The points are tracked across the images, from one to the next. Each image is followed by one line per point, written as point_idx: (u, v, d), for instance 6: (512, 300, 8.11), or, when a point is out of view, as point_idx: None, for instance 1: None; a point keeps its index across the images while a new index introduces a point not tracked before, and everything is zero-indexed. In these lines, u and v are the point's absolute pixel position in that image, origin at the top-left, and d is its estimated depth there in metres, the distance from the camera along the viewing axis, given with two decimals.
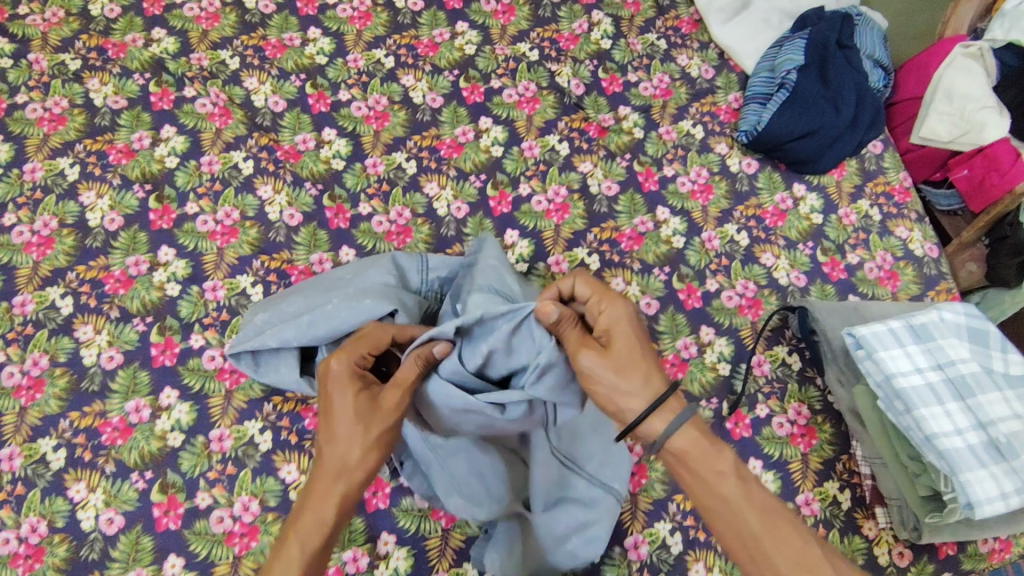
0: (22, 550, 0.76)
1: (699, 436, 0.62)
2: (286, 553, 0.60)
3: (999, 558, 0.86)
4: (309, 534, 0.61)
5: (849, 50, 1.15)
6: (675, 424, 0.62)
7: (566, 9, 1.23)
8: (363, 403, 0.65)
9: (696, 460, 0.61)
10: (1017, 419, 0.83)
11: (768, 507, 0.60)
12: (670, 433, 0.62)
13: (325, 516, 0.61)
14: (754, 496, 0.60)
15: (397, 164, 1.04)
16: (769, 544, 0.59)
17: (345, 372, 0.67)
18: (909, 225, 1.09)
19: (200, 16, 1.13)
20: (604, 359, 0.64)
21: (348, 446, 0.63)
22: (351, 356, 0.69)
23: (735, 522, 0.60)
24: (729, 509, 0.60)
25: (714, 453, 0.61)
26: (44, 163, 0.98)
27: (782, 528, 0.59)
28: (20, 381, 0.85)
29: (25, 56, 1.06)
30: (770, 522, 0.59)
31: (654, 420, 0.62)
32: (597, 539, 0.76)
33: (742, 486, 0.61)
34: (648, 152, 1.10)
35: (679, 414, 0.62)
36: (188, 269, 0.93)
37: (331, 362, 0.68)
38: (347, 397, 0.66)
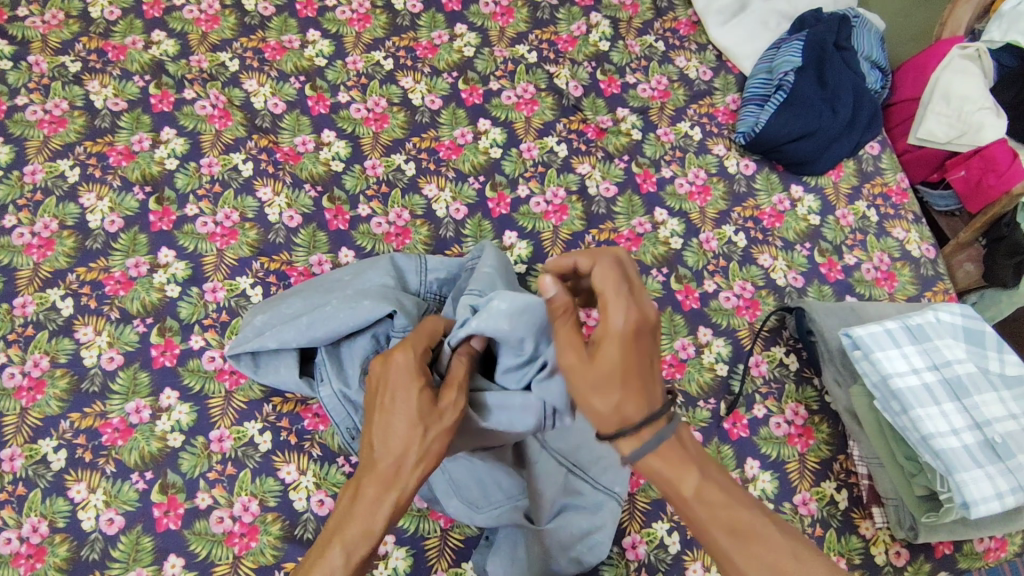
0: (23, 550, 0.77)
1: (661, 464, 0.58)
2: (328, 560, 0.53)
3: (995, 557, 0.87)
4: (355, 543, 0.54)
5: (846, 52, 1.16)
6: (643, 450, 0.57)
7: (564, 11, 1.23)
8: (426, 404, 0.59)
9: (664, 484, 0.58)
10: (1012, 420, 0.83)
11: (737, 522, 0.56)
12: (639, 457, 0.58)
13: (374, 525, 0.55)
14: (720, 519, 0.56)
15: (396, 166, 1.05)
16: (743, 563, 0.55)
17: (411, 366, 0.61)
18: (906, 226, 1.10)
19: (199, 18, 1.14)
20: (581, 372, 0.58)
21: (407, 451, 0.57)
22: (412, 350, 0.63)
23: (710, 544, 0.57)
24: (696, 527, 0.58)
25: (680, 475, 0.58)
26: (44, 164, 0.99)
27: (755, 547, 0.55)
28: (20, 382, 0.85)
29: (25, 58, 1.06)
30: (742, 542, 0.55)
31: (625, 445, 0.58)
32: (601, 544, 0.78)
33: (708, 508, 0.57)
34: (646, 153, 1.11)
35: (644, 444, 0.57)
36: (187, 271, 0.94)
37: (394, 355, 0.62)
38: (409, 394, 0.59)
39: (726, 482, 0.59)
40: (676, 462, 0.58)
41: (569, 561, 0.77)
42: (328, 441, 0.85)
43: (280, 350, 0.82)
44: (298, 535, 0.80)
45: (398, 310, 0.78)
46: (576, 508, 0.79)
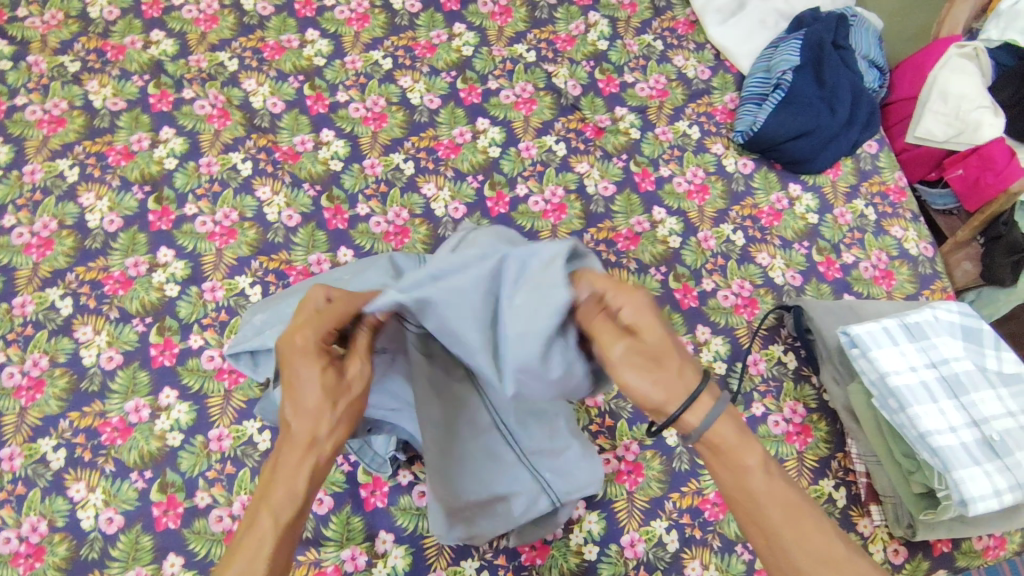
0: (23, 549, 0.77)
1: (735, 427, 0.52)
2: (271, 523, 0.50)
3: (994, 555, 0.87)
4: (282, 505, 0.51)
5: (844, 50, 1.16)
6: (711, 415, 0.51)
7: (562, 10, 1.24)
8: (332, 377, 0.55)
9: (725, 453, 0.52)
10: (1010, 417, 0.83)
11: (796, 500, 0.51)
12: (706, 425, 0.51)
13: (302, 485, 0.52)
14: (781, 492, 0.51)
15: (394, 165, 1.05)
16: (793, 544, 0.50)
17: (315, 345, 0.56)
18: (904, 224, 1.10)
19: (199, 18, 1.14)
20: (637, 352, 0.52)
21: (319, 417, 0.54)
22: (319, 324, 0.57)
23: (756, 518, 0.51)
24: (752, 503, 0.51)
25: (746, 447, 0.51)
26: (44, 164, 0.99)
27: (805, 524, 0.50)
28: (20, 381, 0.86)
29: (24, 59, 1.06)
30: (793, 518, 0.50)
31: (690, 416, 0.51)
32: (506, 516, 0.76)
33: (770, 481, 0.51)
34: (644, 152, 1.11)
35: (716, 405, 0.51)
36: (187, 270, 0.94)
37: (296, 335, 0.56)
38: (304, 371, 0.55)
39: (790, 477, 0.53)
40: (742, 431, 0.52)
41: (464, 528, 0.74)
42: None
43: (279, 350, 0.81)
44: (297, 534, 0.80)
45: None
46: (498, 474, 0.75)
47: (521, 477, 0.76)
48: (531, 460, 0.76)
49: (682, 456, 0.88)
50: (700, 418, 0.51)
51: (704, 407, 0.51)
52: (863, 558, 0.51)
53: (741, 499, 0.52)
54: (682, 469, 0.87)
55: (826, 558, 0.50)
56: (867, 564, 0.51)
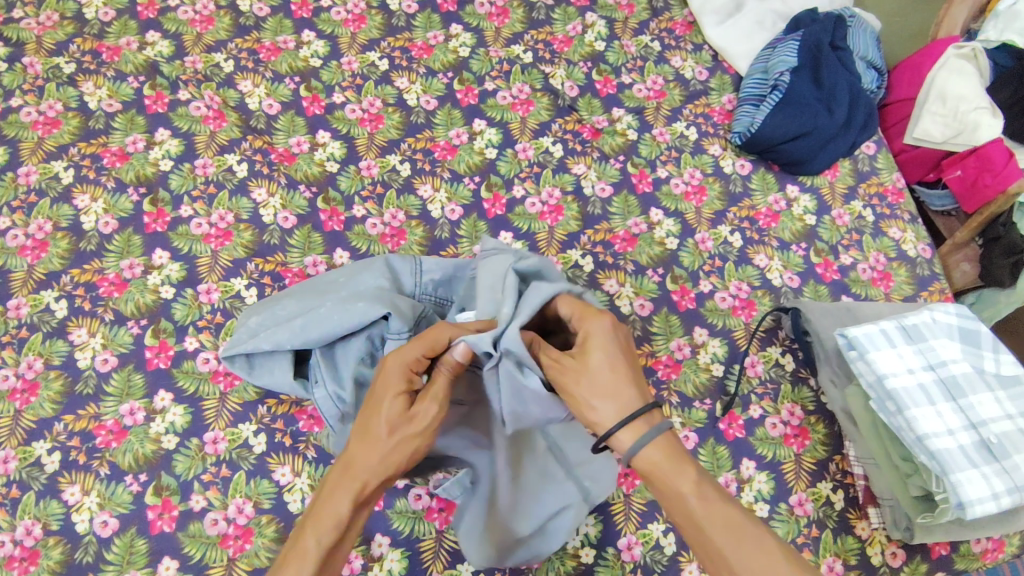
0: (18, 553, 0.76)
1: (664, 454, 0.60)
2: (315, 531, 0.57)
3: (993, 558, 0.86)
4: (324, 528, 0.57)
5: (842, 51, 1.16)
6: (643, 439, 0.60)
7: (559, 11, 1.23)
8: (399, 410, 0.61)
9: (660, 481, 0.60)
10: (1008, 420, 0.83)
11: (734, 518, 0.58)
12: (638, 450, 0.60)
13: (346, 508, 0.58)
14: (717, 511, 0.58)
15: (391, 166, 1.04)
16: (738, 557, 0.57)
17: (401, 373, 0.63)
18: (903, 226, 1.09)
19: (194, 19, 1.14)
20: (576, 376, 0.62)
21: (381, 448, 0.60)
22: (406, 358, 0.63)
23: (701, 537, 0.58)
24: (694, 524, 0.58)
25: (678, 472, 0.59)
26: (38, 166, 0.99)
27: (746, 537, 0.57)
28: (14, 384, 0.85)
29: (19, 60, 1.06)
30: (732, 532, 0.57)
31: (624, 434, 0.61)
32: (556, 533, 0.77)
33: (705, 502, 0.58)
34: (642, 153, 1.10)
35: (645, 431, 0.60)
36: (182, 272, 0.93)
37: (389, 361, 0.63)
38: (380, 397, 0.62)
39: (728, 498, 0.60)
40: (673, 456, 0.60)
41: (522, 551, 0.76)
42: (322, 443, 0.84)
43: (275, 352, 0.82)
44: None
45: (393, 312, 0.76)
46: (549, 495, 0.77)
47: (568, 491, 0.77)
48: (575, 472, 0.78)
49: None
50: (632, 440, 0.60)
51: (634, 432, 0.61)
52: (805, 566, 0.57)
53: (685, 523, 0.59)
54: None
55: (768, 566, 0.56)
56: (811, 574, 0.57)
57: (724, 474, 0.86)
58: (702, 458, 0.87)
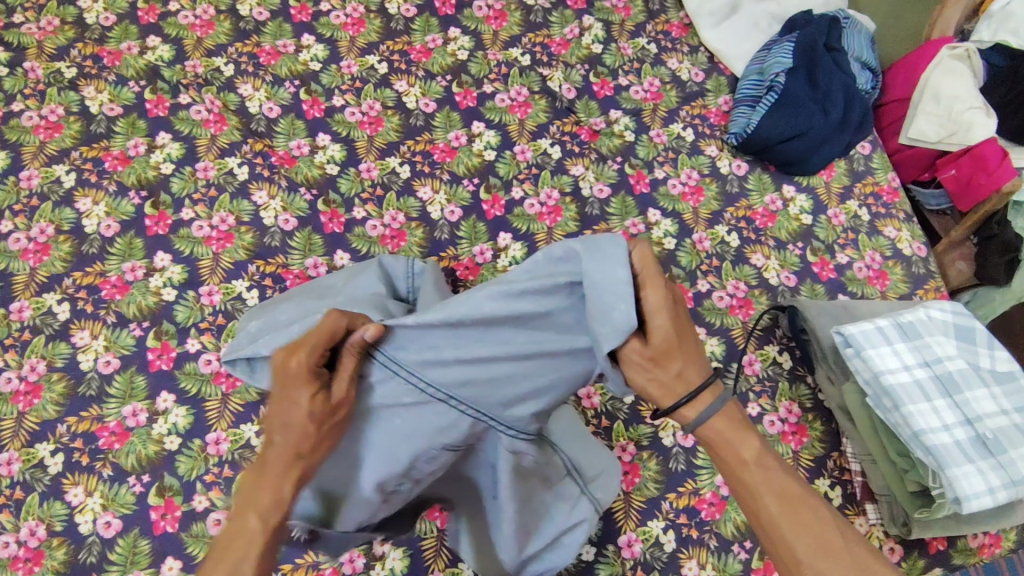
0: (22, 554, 0.77)
1: (729, 422, 0.62)
2: (245, 529, 0.59)
3: (989, 553, 0.87)
4: (269, 512, 0.59)
5: (836, 53, 1.17)
6: (706, 411, 0.60)
7: (557, 14, 1.24)
8: (320, 404, 0.59)
9: (722, 445, 0.62)
10: (1003, 415, 0.84)
11: (789, 492, 0.61)
12: (703, 420, 0.61)
13: (283, 497, 0.59)
14: (776, 484, 0.61)
15: (390, 169, 1.05)
16: (789, 527, 0.60)
17: (304, 369, 0.59)
18: (898, 225, 1.10)
19: (195, 24, 1.15)
20: (643, 350, 0.58)
21: (303, 440, 0.59)
22: (307, 354, 0.60)
23: (754, 506, 0.61)
24: (748, 491, 0.61)
25: (738, 440, 0.61)
26: (40, 170, 0.99)
27: (803, 515, 0.60)
28: (17, 386, 0.86)
29: (21, 65, 1.07)
30: (789, 509, 0.60)
31: (686, 409, 0.60)
32: (569, 547, 0.76)
33: (764, 473, 0.61)
34: (639, 154, 1.11)
35: (713, 405, 0.61)
36: (184, 275, 0.94)
37: (290, 359, 0.60)
38: (283, 394, 0.60)
39: (786, 468, 0.63)
40: (734, 424, 0.62)
41: (534, 565, 0.76)
42: None
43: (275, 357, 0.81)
44: None
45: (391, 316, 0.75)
46: (559, 509, 0.76)
47: (581, 507, 0.77)
48: (589, 487, 0.78)
49: (678, 456, 0.88)
50: (696, 413, 0.60)
51: (700, 405, 0.60)
52: (857, 539, 0.60)
53: (740, 489, 0.62)
54: (679, 470, 0.87)
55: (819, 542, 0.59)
56: (863, 548, 0.60)
57: None
58: (701, 456, 0.88)
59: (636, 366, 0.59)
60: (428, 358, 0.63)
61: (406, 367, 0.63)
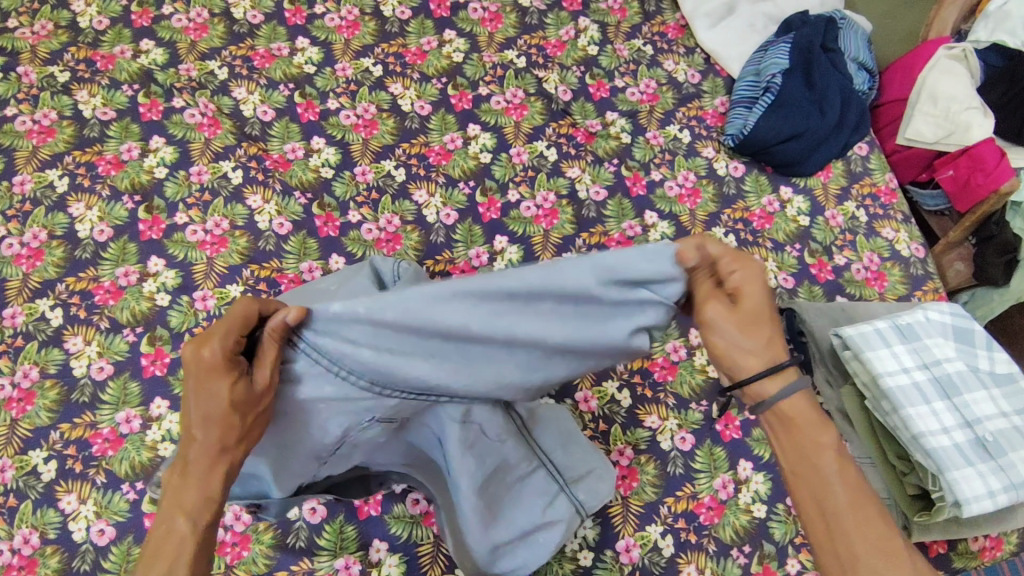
0: (15, 562, 0.76)
1: (810, 406, 0.59)
2: (172, 533, 0.53)
3: (990, 556, 0.87)
4: (199, 512, 0.53)
5: (833, 54, 1.16)
6: (790, 389, 0.58)
7: (552, 16, 1.24)
8: (242, 393, 0.53)
9: (802, 428, 0.59)
10: (1003, 418, 0.84)
11: (864, 491, 0.57)
12: (783, 397, 0.58)
13: (213, 491, 0.54)
14: (850, 477, 0.57)
15: (385, 172, 1.05)
16: (853, 524, 0.56)
17: (219, 359, 0.53)
18: (895, 225, 1.10)
19: (188, 27, 1.14)
20: (731, 314, 0.57)
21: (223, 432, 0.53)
22: (221, 343, 0.53)
23: (822, 494, 0.57)
24: (820, 480, 0.58)
25: (819, 427, 0.58)
26: (33, 175, 0.99)
27: (870, 513, 0.56)
28: (10, 393, 0.85)
29: (14, 70, 1.06)
30: (859, 506, 0.56)
31: (765, 384, 0.59)
32: (547, 546, 0.75)
33: (840, 464, 0.58)
34: (635, 156, 1.11)
35: (793, 384, 0.58)
36: (177, 279, 0.93)
37: (201, 349, 0.53)
38: (199, 385, 0.53)
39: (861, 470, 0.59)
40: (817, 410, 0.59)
41: (508, 559, 0.74)
42: None
43: None
44: (290, 544, 0.79)
45: None
46: (533, 499, 0.76)
47: (561, 507, 0.76)
48: (571, 486, 0.77)
49: (676, 460, 0.87)
50: (776, 389, 0.58)
51: (781, 382, 0.58)
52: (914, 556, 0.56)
53: (807, 473, 0.58)
54: (676, 474, 0.87)
55: (884, 546, 0.55)
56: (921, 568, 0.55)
57: (721, 475, 0.87)
58: (699, 460, 0.88)
59: (730, 329, 0.57)
60: (348, 352, 0.55)
61: (330, 359, 0.56)
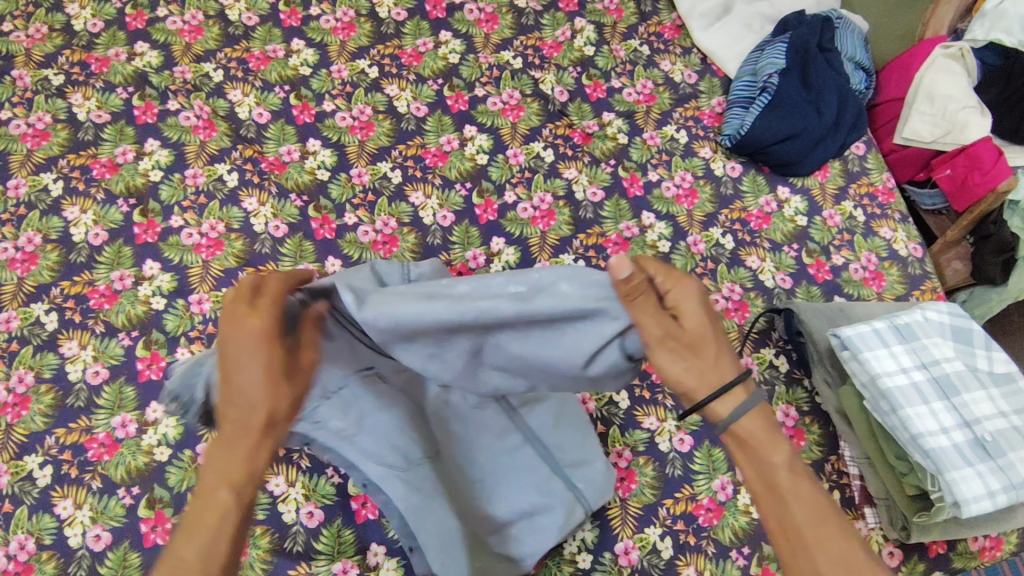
0: (11, 568, 0.76)
1: (764, 423, 0.56)
2: (215, 505, 0.51)
3: (990, 556, 0.86)
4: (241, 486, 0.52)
5: (829, 53, 1.16)
6: (741, 409, 0.55)
7: (548, 16, 1.24)
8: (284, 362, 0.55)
9: (756, 448, 0.55)
10: (1002, 418, 0.83)
11: (823, 505, 0.54)
12: (737, 418, 0.55)
13: (256, 469, 0.53)
14: (806, 492, 0.54)
15: (382, 174, 1.04)
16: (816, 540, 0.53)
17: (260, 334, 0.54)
18: (893, 225, 1.10)
19: (183, 29, 1.14)
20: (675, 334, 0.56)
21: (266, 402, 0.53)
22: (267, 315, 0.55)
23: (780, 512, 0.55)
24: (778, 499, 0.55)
25: (772, 446, 0.55)
26: (27, 179, 0.98)
27: (831, 528, 0.53)
28: (5, 398, 0.85)
29: (8, 73, 1.06)
30: (819, 522, 0.53)
31: (717, 404, 0.56)
32: (546, 530, 0.76)
33: (795, 479, 0.55)
34: (632, 157, 1.11)
35: (747, 402, 0.55)
36: (173, 283, 0.93)
37: (249, 319, 0.54)
38: (249, 356, 0.53)
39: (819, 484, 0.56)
40: (771, 427, 0.56)
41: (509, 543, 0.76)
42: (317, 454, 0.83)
43: None
44: (287, 548, 0.79)
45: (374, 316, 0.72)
46: (527, 483, 0.78)
47: (559, 491, 0.77)
48: (569, 472, 0.79)
49: (674, 462, 0.87)
50: (729, 409, 0.55)
51: (733, 400, 0.56)
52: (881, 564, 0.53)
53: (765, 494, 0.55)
54: (675, 475, 0.86)
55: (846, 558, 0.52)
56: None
57: (719, 477, 0.87)
58: (698, 461, 0.88)
59: (676, 351, 0.56)
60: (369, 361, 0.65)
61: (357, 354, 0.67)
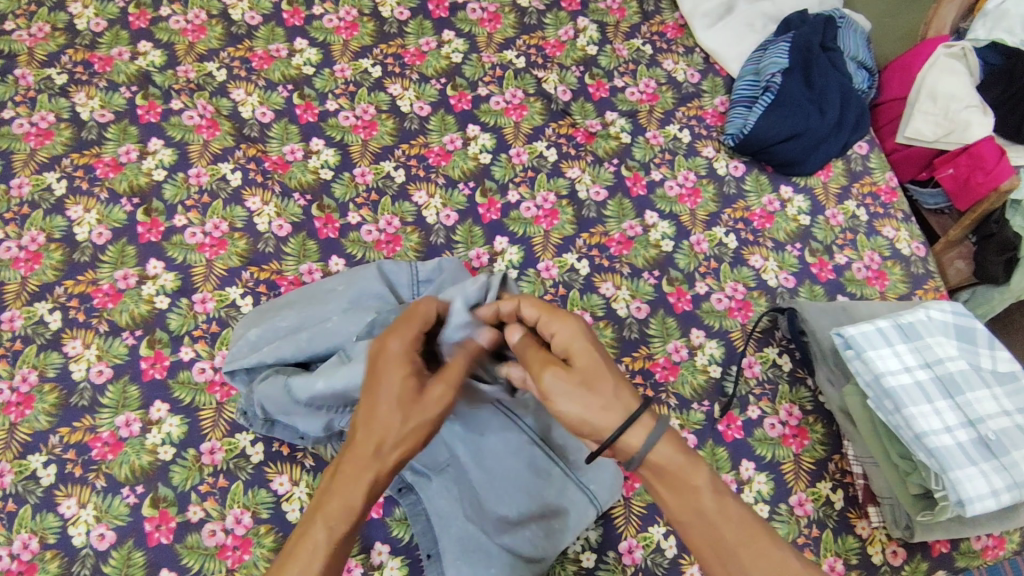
0: (15, 567, 0.76)
1: (676, 450, 0.56)
2: (310, 538, 0.53)
3: (993, 555, 0.87)
4: (337, 517, 0.54)
5: (832, 53, 1.17)
6: (651, 438, 0.56)
7: (551, 16, 1.24)
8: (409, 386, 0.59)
9: (671, 474, 0.56)
10: (1006, 416, 0.83)
11: (751, 524, 0.54)
12: (648, 447, 0.56)
13: (356, 504, 0.55)
14: (732, 511, 0.55)
15: (385, 173, 1.04)
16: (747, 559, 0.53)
17: (400, 352, 0.61)
18: (895, 225, 1.10)
19: (186, 28, 1.14)
20: (568, 376, 0.58)
21: (386, 424, 0.57)
22: (404, 339, 0.62)
23: (715, 541, 0.54)
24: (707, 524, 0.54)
25: (691, 468, 0.55)
26: (31, 178, 0.98)
27: (762, 544, 0.54)
28: (9, 397, 0.85)
29: (12, 72, 1.06)
30: (749, 542, 0.54)
31: (628, 436, 0.56)
32: (559, 531, 0.76)
33: (720, 501, 0.55)
34: (635, 156, 1.11)
35: (655, 429, 0.56)
36: (177, 282, 0.93)
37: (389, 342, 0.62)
38: (395, 374, 0.59)
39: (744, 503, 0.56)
40: (684, 450, 0.56)
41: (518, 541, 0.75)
42: (321, 453, 0.84)
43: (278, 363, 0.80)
44: None
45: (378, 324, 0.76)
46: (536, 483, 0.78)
47: (569, 492, 0.78)
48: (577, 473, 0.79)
49: None
50: (641, 439, 0.56)
51: (642, 430, 0.56)
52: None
53: (696, 522, 0.55)
54: None
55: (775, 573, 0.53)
56: None
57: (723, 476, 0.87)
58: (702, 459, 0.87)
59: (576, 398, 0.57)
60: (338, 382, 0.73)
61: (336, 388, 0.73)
